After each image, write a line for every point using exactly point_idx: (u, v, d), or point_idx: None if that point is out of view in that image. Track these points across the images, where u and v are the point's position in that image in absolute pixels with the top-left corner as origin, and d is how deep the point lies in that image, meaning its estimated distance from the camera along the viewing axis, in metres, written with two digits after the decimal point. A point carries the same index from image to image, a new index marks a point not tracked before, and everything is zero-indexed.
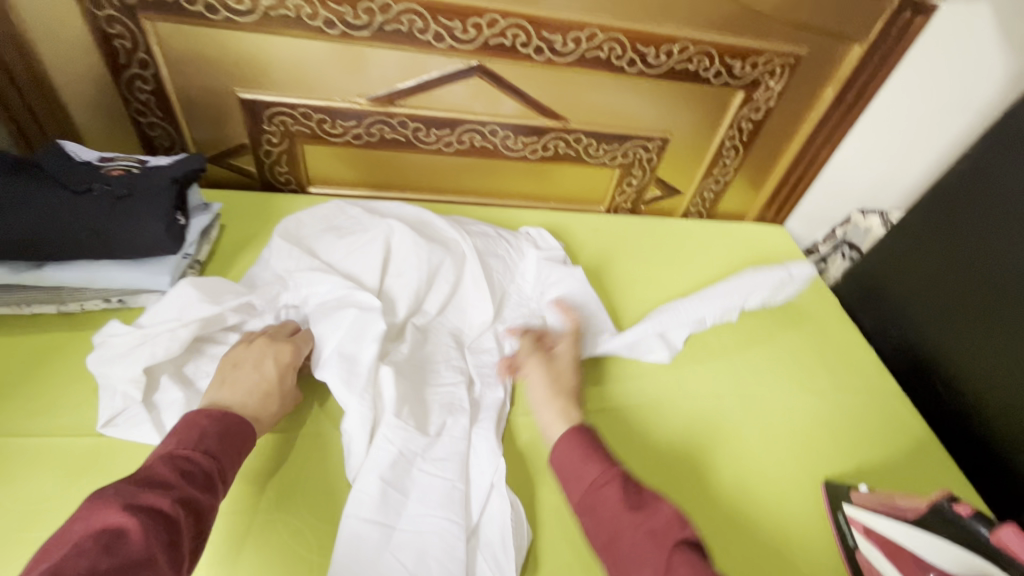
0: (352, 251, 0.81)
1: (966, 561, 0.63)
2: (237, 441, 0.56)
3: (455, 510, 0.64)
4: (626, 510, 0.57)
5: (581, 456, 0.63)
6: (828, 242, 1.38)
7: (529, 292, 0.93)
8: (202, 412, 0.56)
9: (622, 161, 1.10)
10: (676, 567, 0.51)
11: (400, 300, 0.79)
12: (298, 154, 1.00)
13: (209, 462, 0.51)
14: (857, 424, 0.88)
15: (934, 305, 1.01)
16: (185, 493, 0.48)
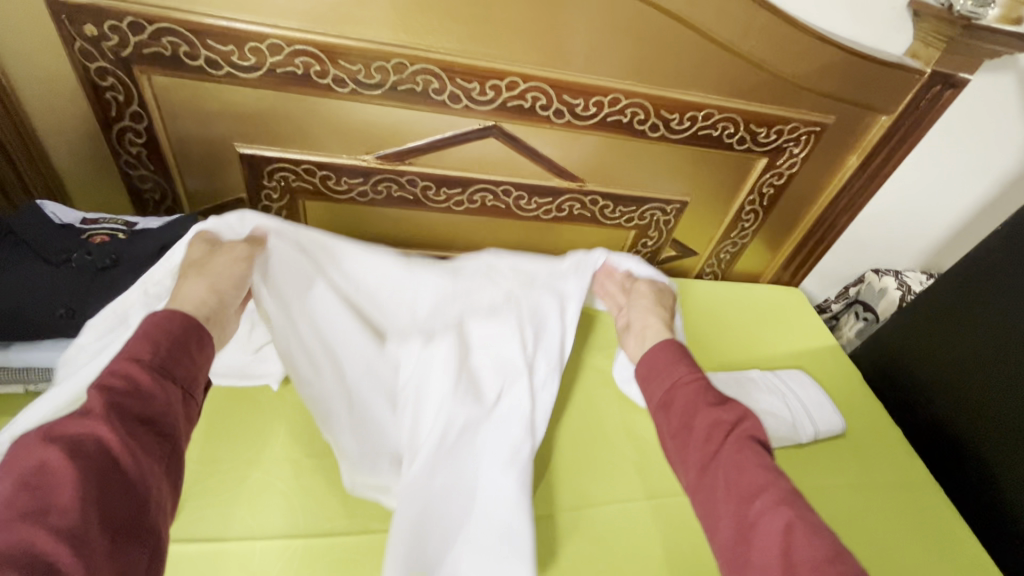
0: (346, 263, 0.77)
1: None
2: (181, 344, 0.52)
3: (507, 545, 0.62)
4: (702, 403, 0.64)
5: (674, 358, 0.70)
6: (840, 299, 1.37)
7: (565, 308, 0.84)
8: (147, 317, 0.53)
9: (638, 223, 1.05)
10: (739, 454, 0.58)
11: (415, 336, 0.76)
12: (299, 210, 0.94)
13: (141, 368, 0.48)
14: (889, 521, 0.82)
15: (962, 385, 0.97)
16: (122, 411, 0.46)
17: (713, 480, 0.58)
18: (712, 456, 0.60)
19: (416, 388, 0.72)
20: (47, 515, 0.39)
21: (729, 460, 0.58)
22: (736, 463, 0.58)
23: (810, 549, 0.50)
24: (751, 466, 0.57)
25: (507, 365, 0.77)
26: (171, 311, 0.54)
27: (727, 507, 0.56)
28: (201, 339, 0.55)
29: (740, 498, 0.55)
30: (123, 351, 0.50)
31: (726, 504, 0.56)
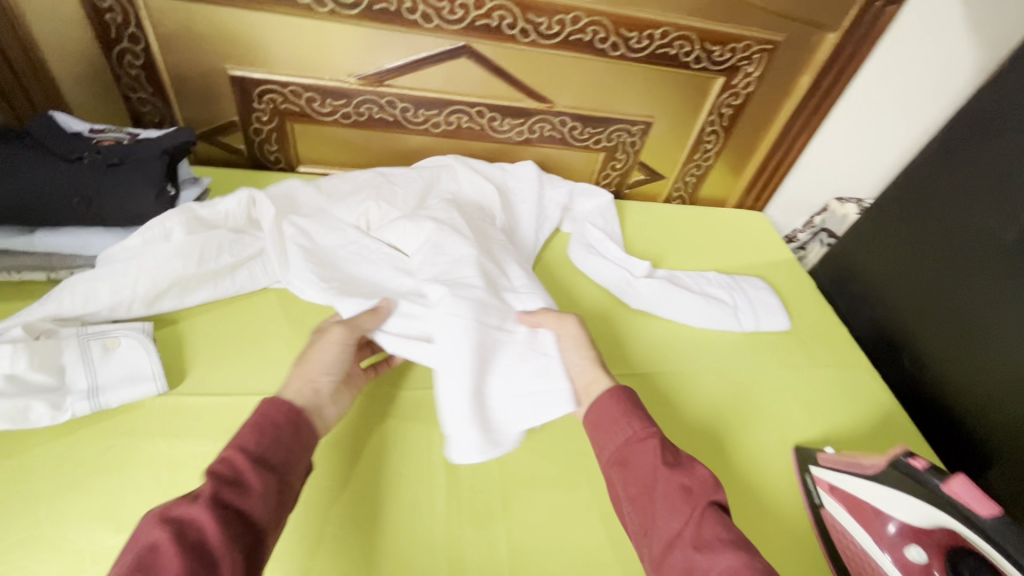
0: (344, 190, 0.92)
1: (924, 515, 0.62)
2: (282, 432, 0.55)
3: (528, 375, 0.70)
4: (662, 464, 0.57)
5: (619, 412, 0.63)
6: (806, 229, 1.40)
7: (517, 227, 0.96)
8: (260, 403, 0.57)
9: (606, 144, 1.13)
10: (709, 526, 0.53)
11: (408, 231, 0.83)
12: (288, 133, 1.02)
13: (246, 459, 0.51)
14: (827, 392, 0.91)
15: (904, 282, 1.02)
16: (225, 502, 0.48)
17: (676, 553, 0.52)
18: (677, 530, 0.54)
19: (427, 265, 0.78)
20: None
21: (694, 529, 0.53)
22: (702, 531, 0.52)
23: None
24: (720, 540, 0.51)
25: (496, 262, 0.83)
26: (278, 400, 0.58)
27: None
28: (310, 429, 0.58)
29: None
30: (232, 438, 0.53)
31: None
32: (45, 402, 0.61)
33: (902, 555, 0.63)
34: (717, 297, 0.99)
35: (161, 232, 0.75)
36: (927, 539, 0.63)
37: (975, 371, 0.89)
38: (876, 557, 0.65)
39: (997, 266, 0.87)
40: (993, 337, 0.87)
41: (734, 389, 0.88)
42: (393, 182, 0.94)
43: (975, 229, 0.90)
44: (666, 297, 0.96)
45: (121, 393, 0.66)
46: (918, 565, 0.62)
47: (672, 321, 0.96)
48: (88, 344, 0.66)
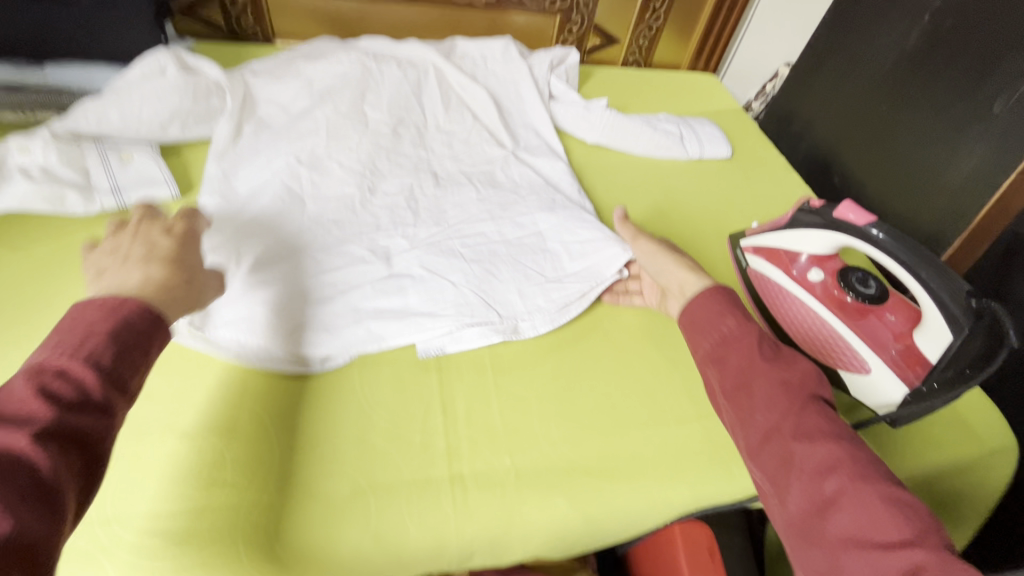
0: (325, 68, 0.96)
1: (823, 241, 0.74)
2: (146, 344, 0.42)
3: (546, 272, 0.77)
4: (760, 358, 0.53)
5: (720, 308, 0.57)
6: (760, 97, 1.42)
7: (514, 123, 1.04)
8: (100, 300, 0.42)
9: (561, 6, 1.21)
10: (810, 415, 0.49)
11: (404, 146, 0.93)
12: (262, 3, 1.09)
13: (93, 376, 0.38)
14: (761, 201, 1.04)
15: (833, 110, 1.12)
16: (59, 433, 0.36)
17: (775, 442, 0.49)
18: (774, 421, 0.50)
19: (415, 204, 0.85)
20: None
21: (793, 419, 0.49)
22: (803, 421, 0.49)
23: (896, 527, 0.43)
24: (822, 429, 0.48)
25: (505, 174, 0.92)
26: (136, 299, 0.43)
27: (799, 478, 0.47)
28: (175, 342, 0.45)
29: (815, 472, 0.47)
30: (72, 346, 0.39)
31: (797, 477, 0.47)
32: (77, 193, 0.73)
33: (805, 275, 0.76)
34: (669, 134, 1.08)
35: (157, 68, 0.84)
36: (826, 264, 0.76)
37: (889, 172, 0.99)
38: (783, 285, 0.78)
39: (905, 69, 0.96)
40: (906, 135, 0.96)
41: (678, 200, 1.00)
42: (380, 82, 0.97)
43: (888, 41, 0.99)
44: (626, 133, 1.06)
45: (141, 193, 0.77)
46: (819, 283, 0.75)
47: (624, 152, 1.07)
48: (107, 155, 0.76)
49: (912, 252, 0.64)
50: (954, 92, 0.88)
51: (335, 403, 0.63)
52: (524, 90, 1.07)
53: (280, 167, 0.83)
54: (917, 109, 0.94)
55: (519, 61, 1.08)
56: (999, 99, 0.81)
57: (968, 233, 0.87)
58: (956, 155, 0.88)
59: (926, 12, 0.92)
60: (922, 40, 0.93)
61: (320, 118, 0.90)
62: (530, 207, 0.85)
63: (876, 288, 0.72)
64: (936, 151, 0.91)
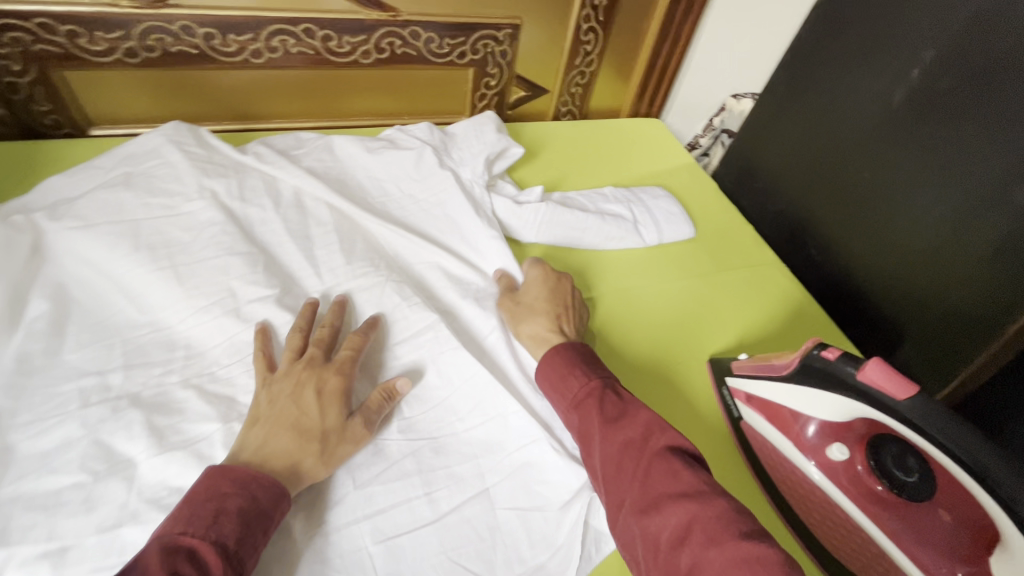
0: (147, 192, 0.68)
1: (843, 408, 0.56)
2: (260, 525, 0.46)
3: (496, 574, 0.53)
4: (603, 423, 0.55)
5: (563, 371, 0.61)
6: (706, 133, 1.25)
7: (444, 260, 0.76)
8: (218, 478, 0.47)
9: (472, 57, 0.97)
10: (655, 476, 0.49)
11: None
12: (58, 85, 0.79)
13: (219, 561, 0.42)
14: (743, 298, 0.85)
15: (803, 170, 0.95)
16: None
17: (629, 520, 0.49)
18: (625, 495, 0.50)
19: None
20: None
21: (641, 487, 0.49)
22: (648, 485, 0.49)
23: None
24: (666, 492, 0.48)
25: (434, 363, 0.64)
26: (268, 473, 0.49)
27: (651, 553, 0.46)
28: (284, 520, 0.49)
29: (667, 543, 0.45)
30: (207, 526, 0.43)
31: (655, 556, 0.46)
32: None
33: (824, 454, 0.58)
34: (624, 228, 0.87)
35: None
36: (848, 434, 0.58)
37: (880, 252, 0.83)
38: (795, 461, 0.60)
39: (890, 132, 0.80)
40: (900, 211, 0.80)
41: (644, 311, 0.80)
42: (246, 217, 0.70)
43: (868, 95, 0.83)
44: (572, 227, 0.84)
45: None
46: (842, 464, 0.57)
47: (575, 248, 0.86)
48: None
49: (960, 437, 0.48)
50: (956, 168, 0.72)
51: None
52: (443, 184, 0.81)
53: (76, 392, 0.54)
54: (912, 182, 0.78)
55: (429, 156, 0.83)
56: (1021, 184, 0.66)
57: (994, 345, 0.71)
58: (962, 242, 0.72)
59: (912, 67, 0.76)
60: (909, 101, 0.77)
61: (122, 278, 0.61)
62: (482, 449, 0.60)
63: (918, 475, 0.55)
64: (942, 237, 0.75)
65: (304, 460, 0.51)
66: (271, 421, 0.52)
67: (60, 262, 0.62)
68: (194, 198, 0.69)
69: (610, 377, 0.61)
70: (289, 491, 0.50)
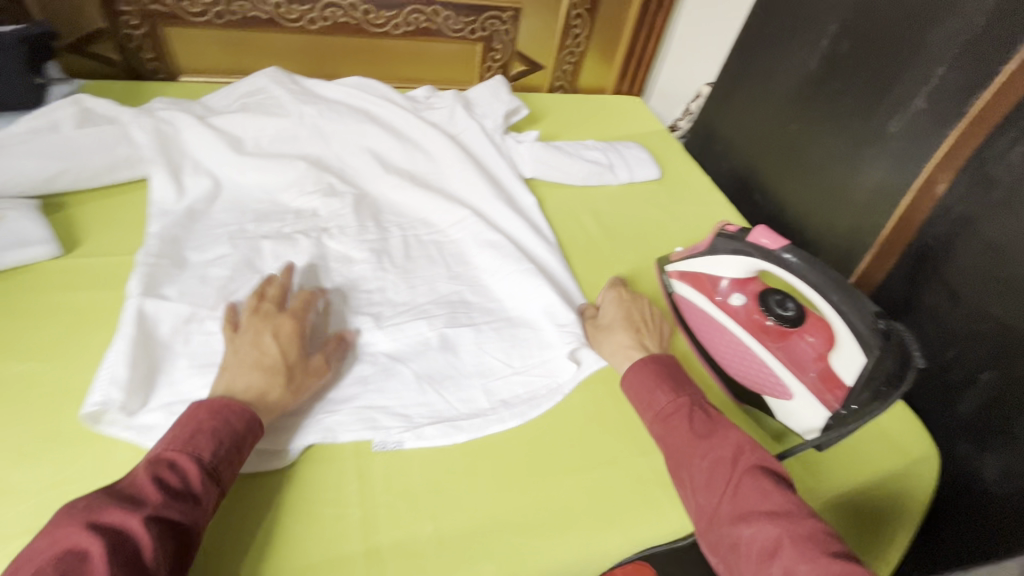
0: (248, 111, 0.91)
1: (742, 265, 0.75)
2: (234, 440, 0.53)
3: (513, 360, 0.73)
4: (695, 440, 0.58)
5: (652, 384, 0.64)
6: (686, 117, 1.47)
7: (457, 172, 0.97)
8: (198, 409, 0.53)
9: (481, 34, 1.20)
10: (744, 493, 0.52)
11: (319, 204, 0.86)
12: (162, 38, 1.03)
13: (196, 470, 0.49)
14: (693, 224, 1.05)
15: (750, 131, 1.15)
16: (165, 515, 0.46)
17: (719, 527, 0.52)
18: (715, 504, 0.53)
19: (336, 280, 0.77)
20: None
21: (732, 501, 0.53)
22: (739, 501, 0.52)
23: None
24: (758, 509, 0.51)
25: (439, 246, 0.86)
26: (238, 402, 0.55)
27: (744, 560, 0.49)
28: (258, 437, 0.55)
29: (758, 554, 0.49)
30: (185, 444, 0.50)
31: (746, 563, 0.49)
32: None
33: (728, 302, 0.77)
34: (602, 170, 1.07)
35: (49, 123, 0.78)
36: (747, 288, 0.77)
37: (804, 189, 1.03)
38: (710, 310, 0.78)
39: (809, 92, 1.01)
40: (817, 153, 1.00)
41: (611, 228, 1.01)
42: (300, 133, 0.92)
43: (792, 65, 1.04)
44: (561, 163, 1.05)
45: (14, 255, 0.69)
46: (741, 308, 0.76)
47: (559, 183, 1.06)
48: None
49: (813, 268, 0.66)
50: (852, 113, 0.93)
51: (219, 513, 0.56)
52: (458, 125, 1.03)
53: (195, 239, 0.77)
54: (823, 129, 0.98)
55: (449, 101, 1.05)
56: (893, 119, 0.86)
57: (878, 247, 0.91)
58: (858, 172, 0.92)
59: (822, 38, 0.97)
60: (822, 65, 0.97)
61: (236, 174, 0.86)
62: (478, 296, 0.80)
63: (794, 311, 0.73)
64: (845, 169, 0.95)
65: (270, 392, 0.58)
66: (233, 370, 0.58)
67: (175, 152, 0.84)
68: (275, 116, 0.91)
69: (698, 394, 0.64)
70: (258, 416, 0.56)
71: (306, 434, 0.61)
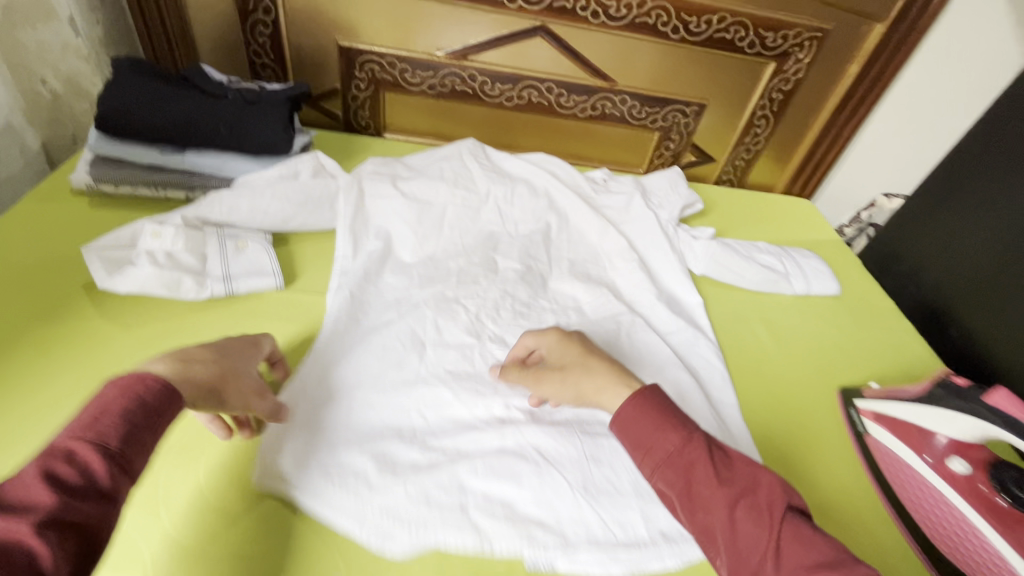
0: (444, 175, 0.98)
1: (970, 428, 0.67)
2: (144, 421, 0.45)
3: None
4: (716, 487, 0.51)
5: (657, 426, 0.55)
6: (852, 225, 1.33)
7: (616, 265, 0.95)
8: (104, 390, 0.45)
9: (661, 124, 1.23)
10: (789, 545, 0.47)
11: (482, 274, 0.87)
12: (380, 100, 1.16)
13: (101, 460, 0.41)
14: (878, 352, 0.95)
15: (950, 259, 1.05)
16: (67, 511, 0.38)
17: None
18: (757, 558, 0.48)
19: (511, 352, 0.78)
20: None
21: (774, 557, 0.47)
22: (783, 555, 0.47)
23: None
24: (806, 562, 0.46)
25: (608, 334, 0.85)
26: (151, 377, 0.47)
27: None
28: (175, 412, 0.47)
29: None
30: (84, 432, 0.42)
31: None
32: (193, 279, 0.74)
33: (947, 466, 0.69)
34: (777, 278, 1.02)
35: (292, 171, 0.88)
36: (971, 454, 0.69)
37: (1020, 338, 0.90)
38: (921, 471, 0.70)
39: None
40: None
41: (785, 342, 0.94)
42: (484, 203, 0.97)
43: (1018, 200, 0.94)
44: (735, 265, 1.01)
45: (248, 283, 0.77)
46: (964, 476, 0.68)
47: (729, 285, 1.02)
48: (224, 242, 0.78)
49: None
50: None
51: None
52: (633, 212, 1.03)
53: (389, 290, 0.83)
54: None
55: (627, 188, 1.06)
56: None
57: None
58: None
59: None
60: None
61: (428, 232, 0.91)
62: None
63: None
64: None
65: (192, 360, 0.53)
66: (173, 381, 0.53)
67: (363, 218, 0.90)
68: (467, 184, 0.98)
69: (703, 430, 0.56)
70: (175, 391, 0.48)
71: (445, 532, 0.58)
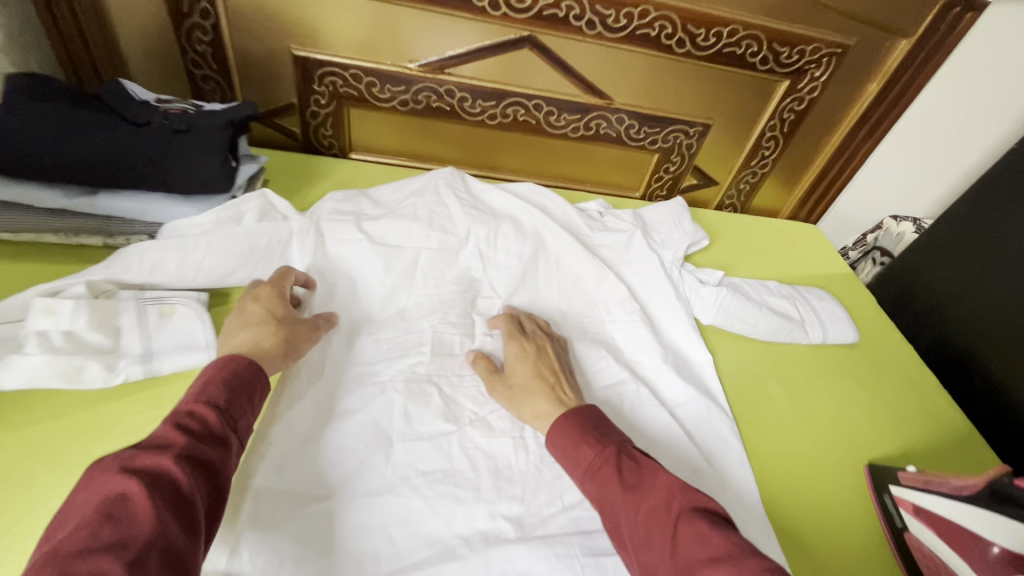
0: (417, 214, 0.84)
1: None
2: (244, 391, 0.52)
3: None
4: (619, 493, 0.53)
5: (575, 440, 0.58)
6: (857, 247, 1.27)
7: (614, 318, 0.83)
8: (208, 367, 0.53)
9: (662, 145, 1.10)
10: (684, 543, 0.48)
11: (460, 337, 0.74)
12: (344, 117, 1.02)
13: (214, 414, 0.48)
14: (904, 415, 0.85)
15: (976, 302, 0.95)
16: (196, 453, 0.45)
17: None
18: (656, 559, 0.49)
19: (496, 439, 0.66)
20: (124, 550, 0.37)
21: (670, 556, 0.48)
22: (678, 553, 0.47)
23: None
24: (698, 558, 0.46)
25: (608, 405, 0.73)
26: (242, 357, 0.55)
27: None
28: (265, 385, 0.55)
29: None
30: (198, 395, 0.49)
31: None
32: (100, 362, 0.60)
33: None
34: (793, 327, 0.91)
35: (234, 214, 0.74)
36: None
37: None
38: None
39: None
40: None
41: (804, 405, 0.83)
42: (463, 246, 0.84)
43: None
44: (747, 312, 0.90)
45: (174, 361, 0.63)
46: None
47: (740, 336, 0.91)
48: (145, 310, 0.64)
49: None
50: None
51: None
52: (632, 254, 0.91)
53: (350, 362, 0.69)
54: None
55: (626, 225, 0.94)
56: None
57: None
58: None
59: None
60: None
61: (398, 284, 0.78)
62: None
63: None
64: None
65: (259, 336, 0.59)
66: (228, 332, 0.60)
67: (322, 269, 0.76)
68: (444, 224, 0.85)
69: (626, 441, 0.58)
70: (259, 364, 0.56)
71: None
